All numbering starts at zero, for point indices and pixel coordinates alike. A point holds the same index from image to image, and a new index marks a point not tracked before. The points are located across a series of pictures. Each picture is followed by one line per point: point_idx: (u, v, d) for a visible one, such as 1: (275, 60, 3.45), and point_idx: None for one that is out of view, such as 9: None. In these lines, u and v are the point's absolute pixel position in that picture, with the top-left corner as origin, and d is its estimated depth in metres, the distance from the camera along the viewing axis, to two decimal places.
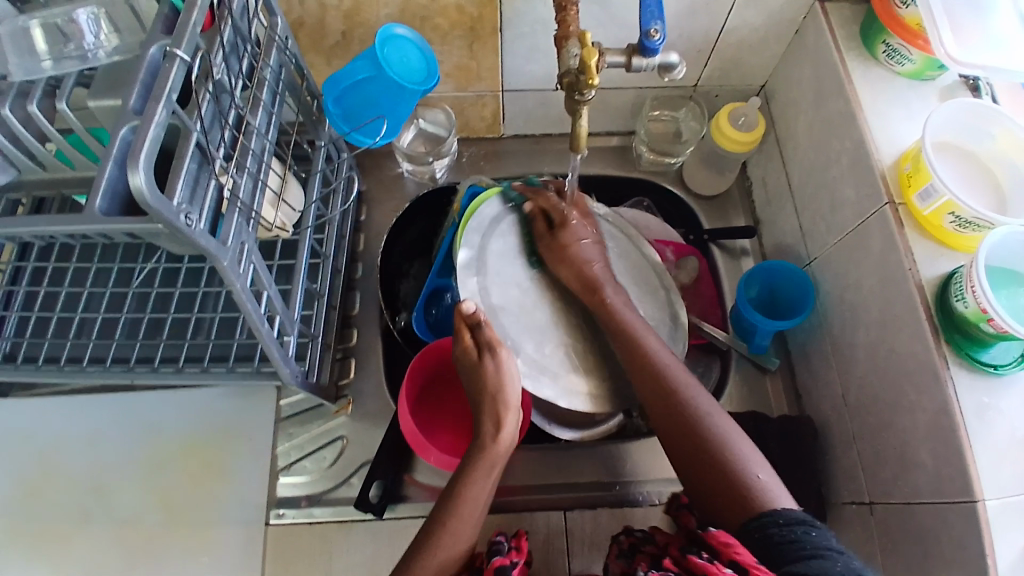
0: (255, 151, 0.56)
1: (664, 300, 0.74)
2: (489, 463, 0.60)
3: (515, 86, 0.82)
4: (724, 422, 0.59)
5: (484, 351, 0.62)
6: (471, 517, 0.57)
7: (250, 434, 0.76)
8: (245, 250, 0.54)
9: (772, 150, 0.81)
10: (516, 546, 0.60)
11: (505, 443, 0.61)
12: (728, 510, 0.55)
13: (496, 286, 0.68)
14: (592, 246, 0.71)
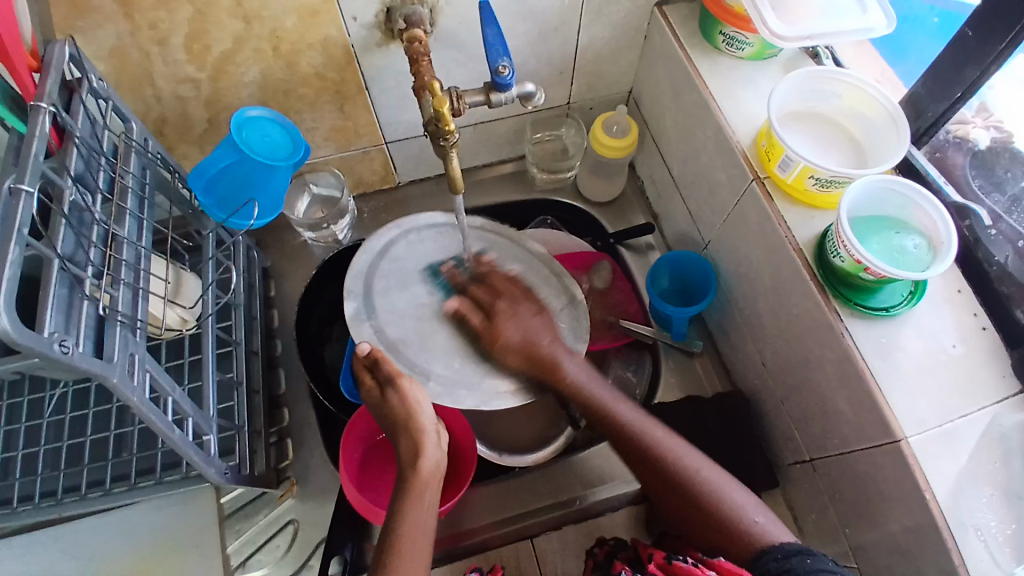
0: (129, 262, 0.55)
1: (560, 287, 0.74)
2: (421, 488, 0.58)
3: (396, 136, 0.84)
4: (685, 451, 0.60)
5: (387, 387, 0.62)
6: (418, 544, 0.55)
7: (197, 539, 0.73)
8: (137, 360, 0.52)
9: (651, 147, 0.85)
10: None
11: (429, 465, 0.59)
12: (715, 535, 0.55)
13: (390, 323, 0.68)
14: (529, 322, 0.65)
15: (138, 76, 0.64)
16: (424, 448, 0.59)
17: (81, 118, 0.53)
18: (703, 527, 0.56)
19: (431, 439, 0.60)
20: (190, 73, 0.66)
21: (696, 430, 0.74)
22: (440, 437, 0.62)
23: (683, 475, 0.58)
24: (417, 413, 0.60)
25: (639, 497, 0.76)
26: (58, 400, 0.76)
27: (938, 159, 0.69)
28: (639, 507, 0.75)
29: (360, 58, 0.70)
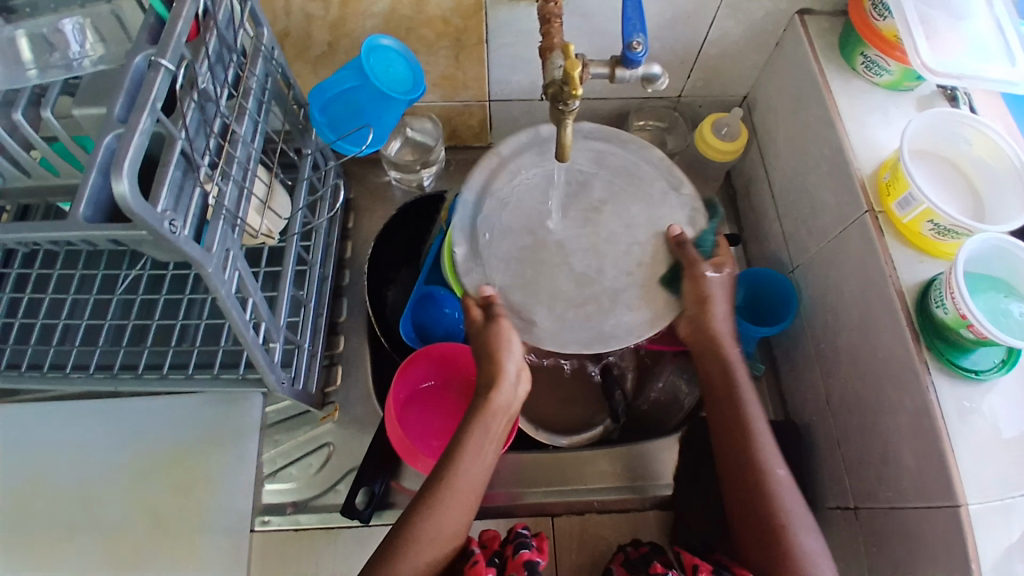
0: (241, 159, 0.57)
1: (675, 203, 0.67)
2: (486, 427, 0.58)
3: (501, 95, 0.83)
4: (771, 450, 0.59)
5: (489, 322, 0.61)
6: (471, 485, 0.57)
7: (236, 442, 0.75)
8: (231, 257, 0.54)
9: (756, 158, 0.82)
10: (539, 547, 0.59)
11: (502, 404, 0.59)
12: (765, 549, 0.56)
13: (497, 270, 0.65)
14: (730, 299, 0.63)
15: None
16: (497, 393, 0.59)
17: (221, 12, 0.54)
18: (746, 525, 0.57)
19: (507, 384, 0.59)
20: None
21: None
22: (521, 377, 0.61)
23: (760, 478, 0.58)
24: (506, 361, 0.59)
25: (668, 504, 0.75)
26: (133, 280, 0.80)
27: None
28: (667, 513, 0.75)
29: (488, 10, 0.69)
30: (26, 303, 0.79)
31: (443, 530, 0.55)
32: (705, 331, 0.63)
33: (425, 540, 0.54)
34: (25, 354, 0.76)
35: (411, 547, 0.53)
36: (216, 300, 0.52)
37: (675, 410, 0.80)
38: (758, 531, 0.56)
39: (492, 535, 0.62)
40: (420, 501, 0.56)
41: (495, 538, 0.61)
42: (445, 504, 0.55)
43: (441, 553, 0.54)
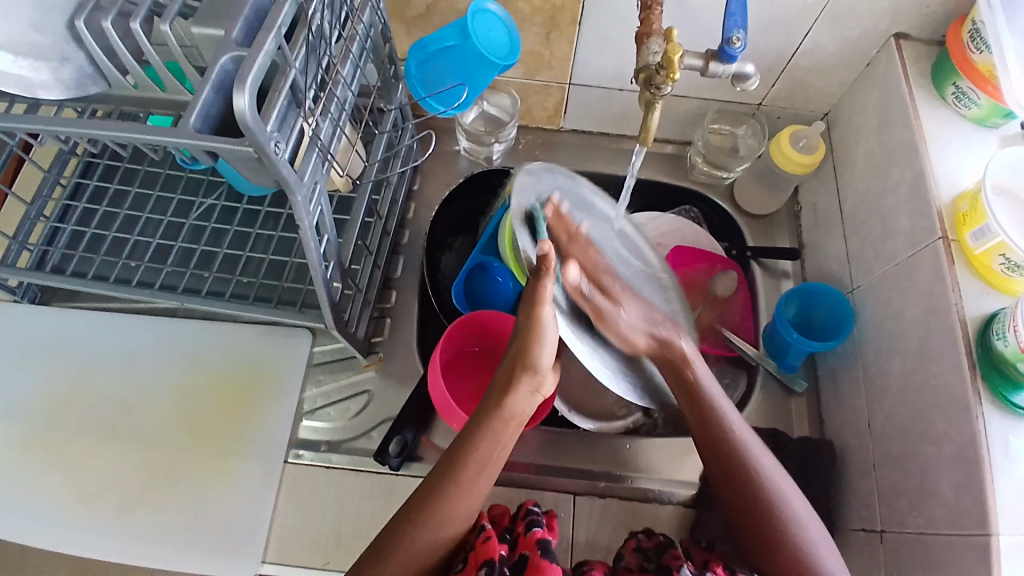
0: (338, 100, 0.59)
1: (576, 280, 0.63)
2: (507, 420, 0.60)
3: (582, 80, 0.85)
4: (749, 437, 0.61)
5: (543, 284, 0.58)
6: (475, 478, 0.58)
7: (282, 374, 0.79)
8: (316, 190, 0.56)
9: (827, 176, 0.82)
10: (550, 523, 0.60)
11: (512, 408, 0.60)
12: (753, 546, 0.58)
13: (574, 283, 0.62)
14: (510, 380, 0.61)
15: None
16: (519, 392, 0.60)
17: None
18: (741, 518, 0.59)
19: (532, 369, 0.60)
20: None
21: None
22: (536, 385, 0.62)
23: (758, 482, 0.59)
24: (538, 349, 0.59)
25: (693, 503, 0.74)
26: (207, 209, 0.83)
27: None
28: (687, 512, 0.74)
29: None
30: (104, 216, 0.83)
31: (451, 527, 0.56)
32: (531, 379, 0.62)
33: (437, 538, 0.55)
34: (98, 263, 0.80)
35: (413, 545, 0.54)
36: (297, 227, 0.55)
37: None
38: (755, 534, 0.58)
39: (504, 511, 0.62)
40: (428, 502, 0.56)
41: (506, 513, 0.62)
42: (452, 504, 0.56)
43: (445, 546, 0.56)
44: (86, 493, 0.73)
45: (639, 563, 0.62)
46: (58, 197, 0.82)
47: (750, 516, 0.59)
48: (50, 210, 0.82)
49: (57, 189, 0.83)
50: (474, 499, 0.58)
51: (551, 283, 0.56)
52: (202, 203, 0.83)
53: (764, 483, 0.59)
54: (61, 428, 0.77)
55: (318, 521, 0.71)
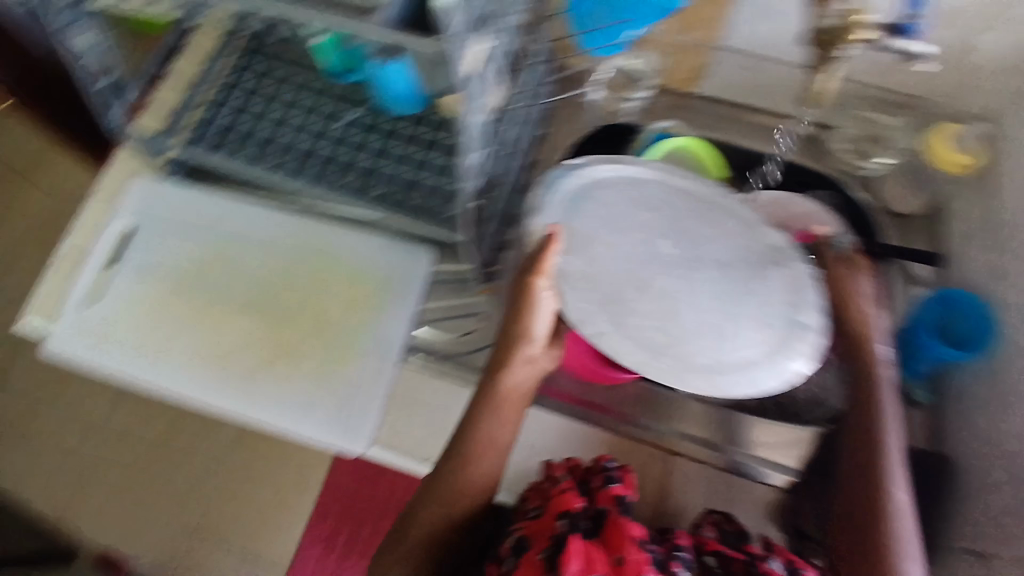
0: (506, 24, 0.61)
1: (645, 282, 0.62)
2: (516, 401, 0.68)
3: (739, 47, 0.87)
4: (899, 477, 0.68)
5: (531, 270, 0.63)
6: (486, 467, 0.68)
7: (407, 282, 0.84)
8: (477, 104, 0.59)
9: (983, 189, 0.82)
10: (623, 479, 0.68)
11: (513, 386, 0.68)
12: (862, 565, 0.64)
13: (606, 271, 0.62)
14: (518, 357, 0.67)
15: None
16: (511, 376, 0.67)
17: None
18: (858, 536, 0.65)
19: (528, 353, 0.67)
20: None
21: None
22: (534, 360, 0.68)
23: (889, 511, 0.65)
24: (529, 325, 0.65)
25: (790, 486, 0.74)
26: (353, 120, 0.88)
27: None
28: (783, 497, 0.74)
29: None
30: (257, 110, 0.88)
31: (458, 498, 0.68)
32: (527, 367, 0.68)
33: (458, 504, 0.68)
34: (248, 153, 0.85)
35: (426, 505, 0.69)
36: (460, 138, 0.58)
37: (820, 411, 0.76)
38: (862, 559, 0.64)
39: (578, 463, 0.72)
40: (449, 463, 0.68)
41: (581, 465, 0.71)
42: (457, 477, 0.68)
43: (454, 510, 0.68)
44: (221, 358, 0.81)
45: (715, 534, 0.67)
46: (220, 80, 0.88)
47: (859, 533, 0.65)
48: (210, 91, 0.88)
49: (218, 74, 0.89)
50: (484, 479, 0.68)
51: (551, 255, 0.62)
52: (349, 113, 0.87)
53: (899, 518, 0.65)
54: (202, 296, 0.84)
55: (426, 421, 0.78)
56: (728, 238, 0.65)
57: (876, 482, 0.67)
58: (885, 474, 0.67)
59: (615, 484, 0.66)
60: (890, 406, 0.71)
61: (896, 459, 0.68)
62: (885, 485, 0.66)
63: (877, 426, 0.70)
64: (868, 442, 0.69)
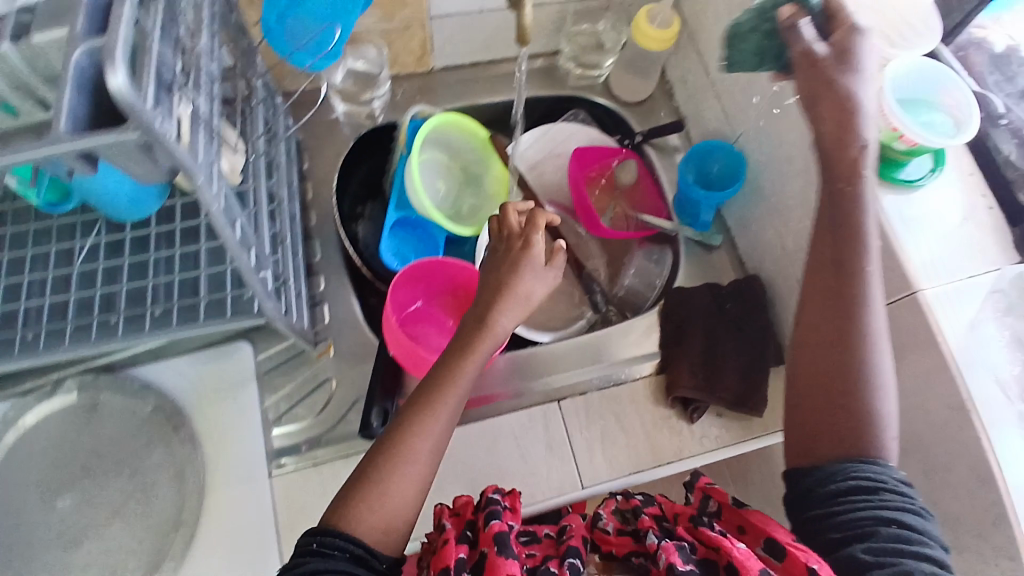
0: (205, 75, 0.53)
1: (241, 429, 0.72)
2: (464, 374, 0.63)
3: (443, 11, 0.81)
4: (876, 316, 0.56)
5: (526, 226, 0.70)
6: (429, 453, 0.60)
7: (235, 392, 0.74)
8: (215, 172, 0.52)
9: (687, 47, 0.86)
10: (509, 506, 0.64)
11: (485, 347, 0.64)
12: (833, 406, 0.56)
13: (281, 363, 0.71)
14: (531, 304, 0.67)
15: None
16: (508, 314, 0.65)
17: None
18: (819, 375, 0.57)
19: (463, 393, 0.62)
20: None
21: (714, 311, 0.80)
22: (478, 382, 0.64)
23: (857, 368, 0.56)
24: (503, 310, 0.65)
25: (658, 369, 0.81)
26: (91, 251, 0.74)
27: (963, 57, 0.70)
28: (660, 377, 0.80)
29: None
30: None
31: (393, 518, 0.57)
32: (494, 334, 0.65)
33: (412, 458, 0.59)
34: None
35: (365, 506, 0.56)
36: (217, 234, 0.53)
37: (649, 290, 0.87)
38: (821, 403, 0.57)
39: (467, 502, 0.66)
40: (413, 421, 0.60)
41: (469, 504, 0.66)
42: (387, 480, 0.57)
43: (387, 527, 0.57)
44: None
45: (617, 525, 0.68)
46: None
47: (828, 374, 0.57)
48: None
49: None
50: (416, 488, 0.58)
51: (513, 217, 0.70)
52: (84, 246, 0.73)
53: (869, 369, 0.56)
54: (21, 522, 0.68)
55: None
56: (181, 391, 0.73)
57: (844, 322, 0.56)
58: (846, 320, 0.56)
59: (498, 520, 0.59)
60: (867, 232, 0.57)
61: (872, 296, 0.56)
62: (859, 327, 0.56)
63: (854, 267, 0.56)
64: (833, 278, 0.57)
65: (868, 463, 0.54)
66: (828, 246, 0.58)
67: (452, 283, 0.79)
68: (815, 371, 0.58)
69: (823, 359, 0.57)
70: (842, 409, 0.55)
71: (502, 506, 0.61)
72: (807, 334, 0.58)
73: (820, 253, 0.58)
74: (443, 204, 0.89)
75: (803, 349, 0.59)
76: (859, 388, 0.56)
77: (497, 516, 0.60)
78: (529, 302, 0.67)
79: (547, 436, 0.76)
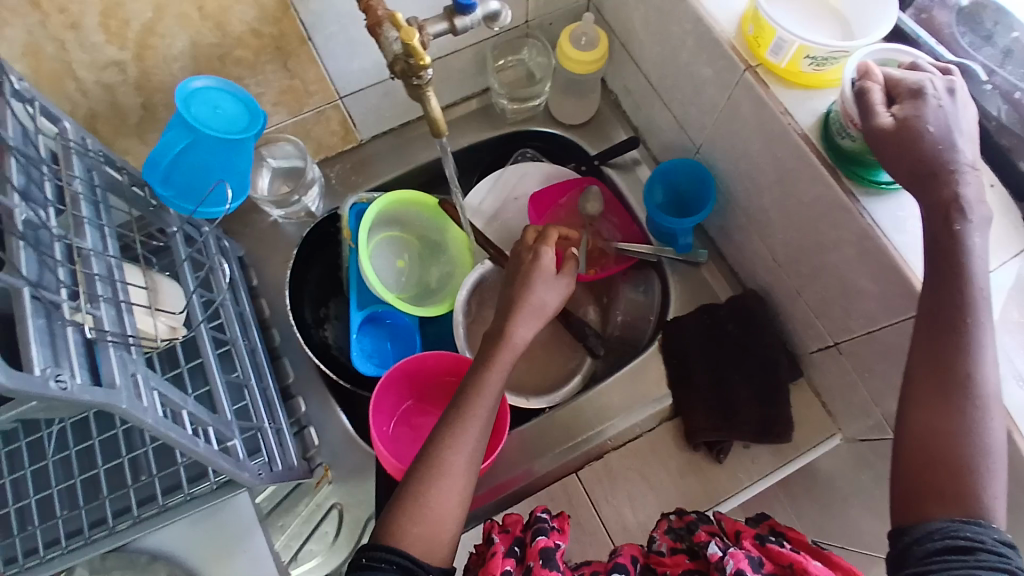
0: (103, 275, 0.49)
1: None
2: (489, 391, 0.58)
3: (351, 89, 0.74)
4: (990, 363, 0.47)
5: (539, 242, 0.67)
6: (464, 467, 0.54)
7: (245, 545, 0.70)
8: (140, 380, 0.48)
9: (622, 57, 0.80)
10: (558, 526, 0.62)
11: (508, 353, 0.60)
12: (937, 403, 0.47)
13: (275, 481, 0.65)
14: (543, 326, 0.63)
15: (58, 70, 0.55)
16: (525, 324, 0.61)
17: (12, 128, 0.45)
18: (925, 361, 0.48)
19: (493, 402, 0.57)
20: (112, 56, 0.56)
21: (715, 336, 0.74)
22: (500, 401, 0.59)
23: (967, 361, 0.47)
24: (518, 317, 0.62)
25: (672, 412, 0.75)
26: (60, 436, 0.69)
27: (925, 20, 0.63)
28: (676, 420, 0.75)
29: (295, 5, 0.61)
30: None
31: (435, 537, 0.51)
32: (513, 341, 0.60)
33: (450, 471, 0.54)
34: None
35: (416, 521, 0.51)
36: (163, 440, 0.49)
37: (643, 323, 0.82)
38: (929, 391, 0.48)
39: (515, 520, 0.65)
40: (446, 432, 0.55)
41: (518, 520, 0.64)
42: (427, 496, 0.52)
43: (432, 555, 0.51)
44: None
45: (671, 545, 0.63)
46: None
47: (935, 361, 0.48)
48: None
49: None
50: (458, 503, 0.53)
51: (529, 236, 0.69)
52: (51, 434, 0.69)
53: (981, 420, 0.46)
54: None
55: None
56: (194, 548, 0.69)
57: (956, 356, 0.47)
58: (965, 364, 0.47)
59: (545, 535, 0.59)
60: (981, 269, 0.48)
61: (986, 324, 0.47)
62: (972, 325, 0.47)
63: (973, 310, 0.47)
64: (950, 320, 0.47)
65: (972, 522, 0.43)
66: (938, 279, 0.48)
67: (436, 373, 0.74)
68: (923, 422, 0.47)
69: (934, 362, 0.48)
70: (945, 406, 0.46)
71: (550, 523, 0.62)
72: (915, 364, 0.49)
73: (929, 297, 0.49)
74: (407, 285, 0.82)
75: (909, 390, 0.49)
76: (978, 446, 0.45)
77: (544, 532, 0.60)
78: (544, 312, 0.64)
79: (572, 513, 0.72)
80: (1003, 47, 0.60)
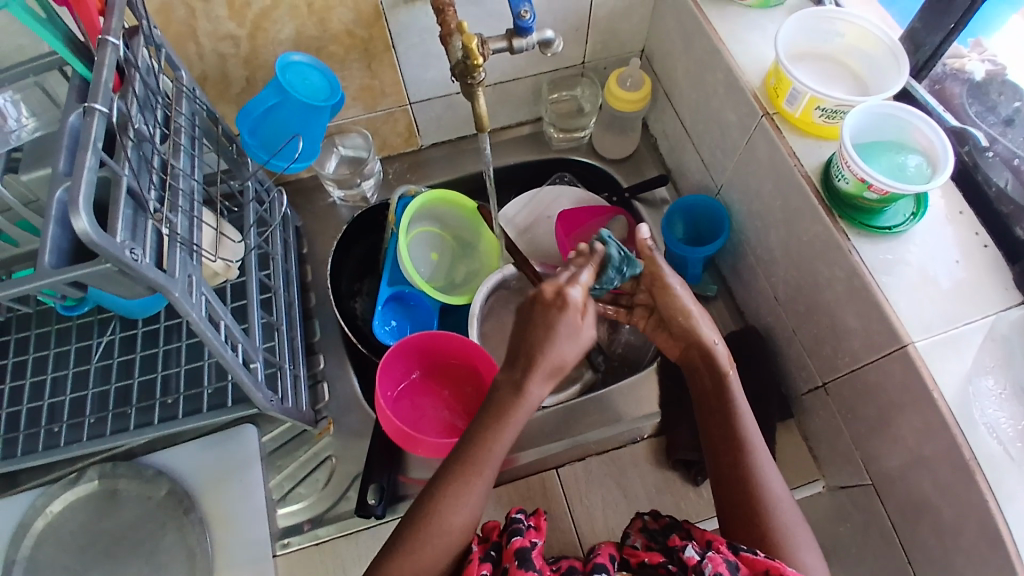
0: (185, 192, 0.58)
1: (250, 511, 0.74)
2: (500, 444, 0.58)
3: (420, 96, 0.86)
4: (768, 462, 0.60)
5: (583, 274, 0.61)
6: (462, 516, 0.56)
7: (242, 475, 0.75)
8: (194, 282, 0.56)
9: (664, 103, 0.88)
10: (535, 524, 0.58)
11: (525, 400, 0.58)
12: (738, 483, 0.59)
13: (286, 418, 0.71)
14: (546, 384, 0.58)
15: (186, 34, 0.68)
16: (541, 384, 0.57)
17: (141, 59, 0.56)
18: (715, 429, 0.62)
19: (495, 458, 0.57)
20: (231, 30, 0.69)
21: None
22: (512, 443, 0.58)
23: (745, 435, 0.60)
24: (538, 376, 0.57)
25: (659, 429, 0.78)
26: (106, 347, 0.79)
27: (938, 91, 0.71)
28: (661, 438, 0.78)
29: (388, 15, 0.73)
30: (12, 392, 0.77)
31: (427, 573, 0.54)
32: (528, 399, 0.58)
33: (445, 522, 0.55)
34: (24, 442, 0.73)
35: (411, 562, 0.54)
36: (201, 339, 0.56)
37: (647, 346, 0.86)
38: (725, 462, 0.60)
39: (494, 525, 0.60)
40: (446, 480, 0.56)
41: (497, 525, 0.60)
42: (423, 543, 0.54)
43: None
44: None
45: (646, 544, 0.61)
46: None
47: (719, 430, 0.61)
48: None
49: None
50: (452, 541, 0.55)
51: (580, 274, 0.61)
52: (100, 343, 0.79)
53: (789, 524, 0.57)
54: None
55: None
56: (196, 469, 0.76)
57: (740, 429, 0.60)
58: (756, 475, 0.59)
59: (520, 535, 0.56)
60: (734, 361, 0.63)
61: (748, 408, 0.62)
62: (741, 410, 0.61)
63: (740, 421, 0.61)
64: (731, 436, 0.61)
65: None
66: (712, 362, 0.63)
67: (447, 354, 0.80)
68: (740, 514, 0.58)
69: (716, 428, 0.62)
70: (738, 477, 0.59)
71: (526, 523, 0.58)
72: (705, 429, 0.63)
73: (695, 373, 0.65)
74: (435, 276, 0.90)
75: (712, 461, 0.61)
76: (796, 542, 0.56)
77: (519, 533, 0.56)
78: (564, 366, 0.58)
79: (546, 504, 0.75)
80: (1004, 116, 0.67)
